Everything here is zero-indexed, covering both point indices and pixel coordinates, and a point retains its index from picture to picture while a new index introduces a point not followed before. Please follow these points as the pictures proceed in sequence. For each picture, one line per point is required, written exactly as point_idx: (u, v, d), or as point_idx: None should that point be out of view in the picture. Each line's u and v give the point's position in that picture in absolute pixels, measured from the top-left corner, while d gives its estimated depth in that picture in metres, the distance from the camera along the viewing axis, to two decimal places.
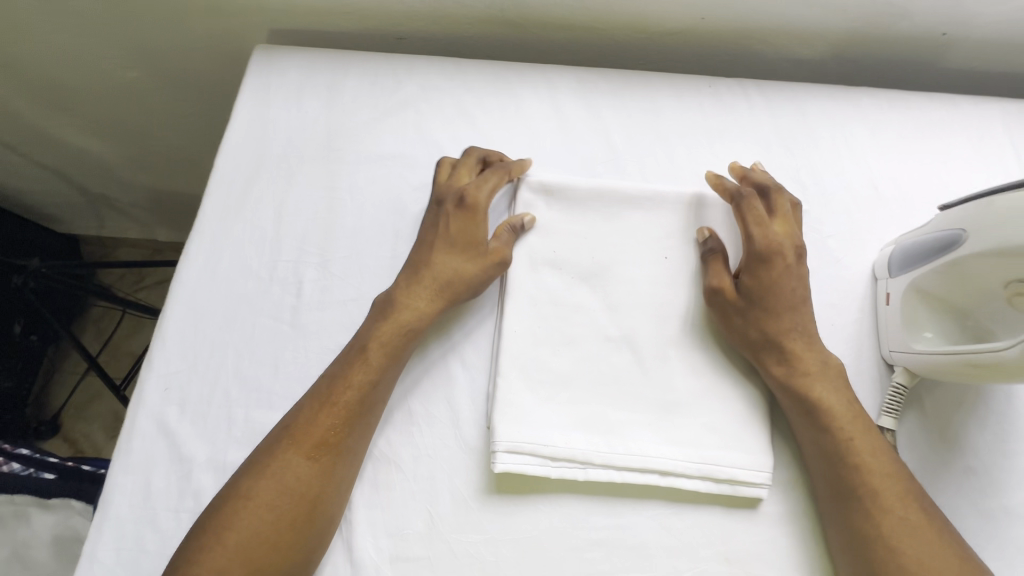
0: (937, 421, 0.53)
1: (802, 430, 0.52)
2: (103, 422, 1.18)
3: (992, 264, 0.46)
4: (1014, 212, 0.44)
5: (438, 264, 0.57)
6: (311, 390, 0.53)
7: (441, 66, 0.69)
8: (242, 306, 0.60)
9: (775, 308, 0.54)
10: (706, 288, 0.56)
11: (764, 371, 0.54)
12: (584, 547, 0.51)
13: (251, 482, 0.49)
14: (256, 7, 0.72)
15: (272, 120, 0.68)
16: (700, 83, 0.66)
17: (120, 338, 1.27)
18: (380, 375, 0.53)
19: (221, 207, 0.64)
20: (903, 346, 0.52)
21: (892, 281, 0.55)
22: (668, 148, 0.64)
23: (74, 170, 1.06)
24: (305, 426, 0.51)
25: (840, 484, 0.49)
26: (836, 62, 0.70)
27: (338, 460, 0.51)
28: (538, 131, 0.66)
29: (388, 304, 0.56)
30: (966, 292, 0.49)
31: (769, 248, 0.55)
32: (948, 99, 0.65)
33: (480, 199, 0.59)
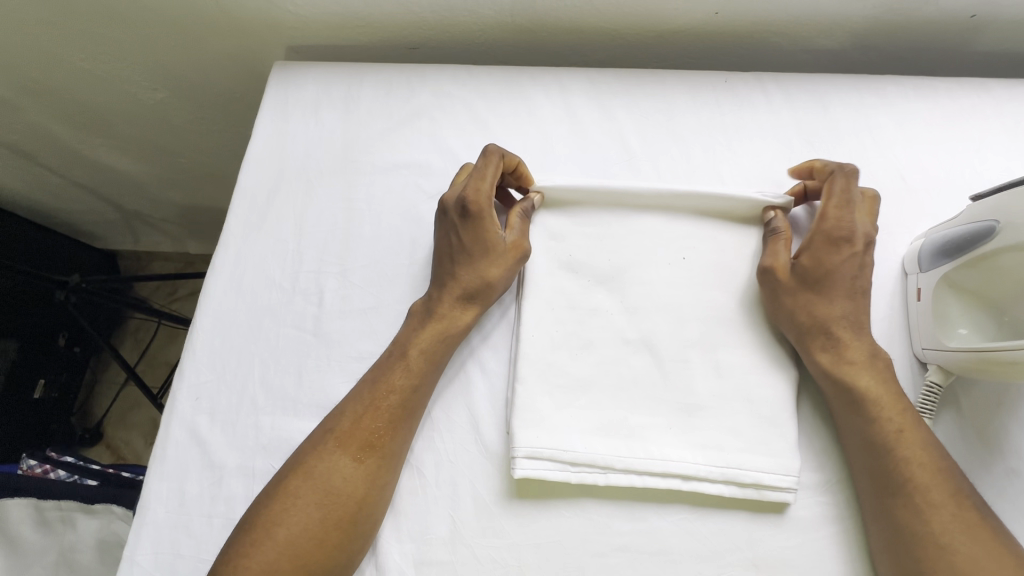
0: (974, 420, 0.51)
1: (846, 423, 0.51)
2: (142, 430, 1.23)
3: None
4: None
5: (461, 271, 0.57)
6: (353, 394, 0.54)
7: (454, 73, 0.70)
8: (267, 316, 0.62)
9: (831, 293, 0.52)
10: (760, 267, 0.56)
11: (809, 357, 0.52)
12: (607, 552, 0.51)
13: (297, 481, 0.50)
14: (273, 25, 0.74)
15: (291, 134, 0.69)
16: (715, 79, 0.65)
17: (156, 348, 1.32)
18: (420, 380, 0.54)
19: (245, 220, 0.66)
20: (936, 344, 0.50)
21: (921, 276, 0.53)
22: (684, 146, 0.63)
23: (110, 189, 1.11)
24: (349, 428, 0.52)
25: (884, 480, 0.48)
26: (857, 51, 0.68)
27: (379, 463, 0.52)
28: (551, 134, 0.66)
29: (426, 310, 0.57)
30: (1007, 285, 0.47)
31: (837, 232, 0.53)
32: (978, 84, 0.62)
33: (481, 202, 0.57)
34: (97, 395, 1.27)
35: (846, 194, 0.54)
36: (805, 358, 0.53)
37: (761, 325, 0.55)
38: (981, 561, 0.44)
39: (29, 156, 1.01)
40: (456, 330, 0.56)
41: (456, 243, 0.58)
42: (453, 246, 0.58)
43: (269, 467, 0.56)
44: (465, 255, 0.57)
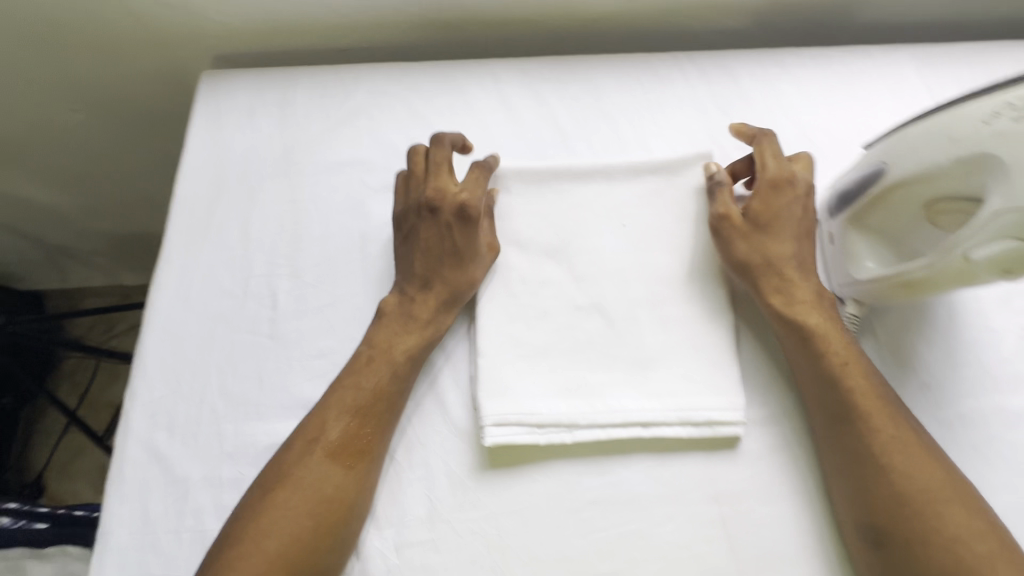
0: (889, 343, 0.57)
1: (797, 361, 0.55)
2: (90, 477, 1.16)
3: (907, 189, 0.48)
4: (919, 137, 0.47)
5: (449, 271, 0.58)
6: (330, 399, 0.54)
7: (388, 72, 0.71)
8: (220, 324, 0.61)
9: (780, 236, 0.58)
10: (712, 216, 0.60)
11: (763, 298, 0.57)
12: (581, 508, 0.53)
13: (285, 493, 0.50)
14: (197, 35, 0.73)
15: (227, 141, 0.69)
16: (636, 60, 0.70)
17: (98, 389, 1.25)
18: (407, 383, 0.55)
19: (187, 230, 0.65)
20: (848, 278, 0.56)
21: (832, 221, 0.58)
22: (614, 125, 0.67)
23: (31, 223, 1.05)
24: (338, 438, 0.52)
25: (834, 412, 0.53)
26: (759, 29, 0.74)
27: (368, 468, 0.52)
28: (488, 123, 0.68)
29: (403, 311, 0.58)
30: (899, 220, 0.51)
31: (781, 179, 0.59)
32: (863, 51, 0.70)
33: (477, 208, 0.58)
34: (33, 446, 1.18)
35: (777, 153, 0.60)
36: (759, 301, 0.57)
37: (700, 278, 0.60)
38: (920, 476, 0.49)
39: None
40: (432, 333, 0.57)
41: (449, 244, 0.58)
42: (444, 246, 0.58)
43: (237, 474, 0.55)
44: (455, 256, 0.58)
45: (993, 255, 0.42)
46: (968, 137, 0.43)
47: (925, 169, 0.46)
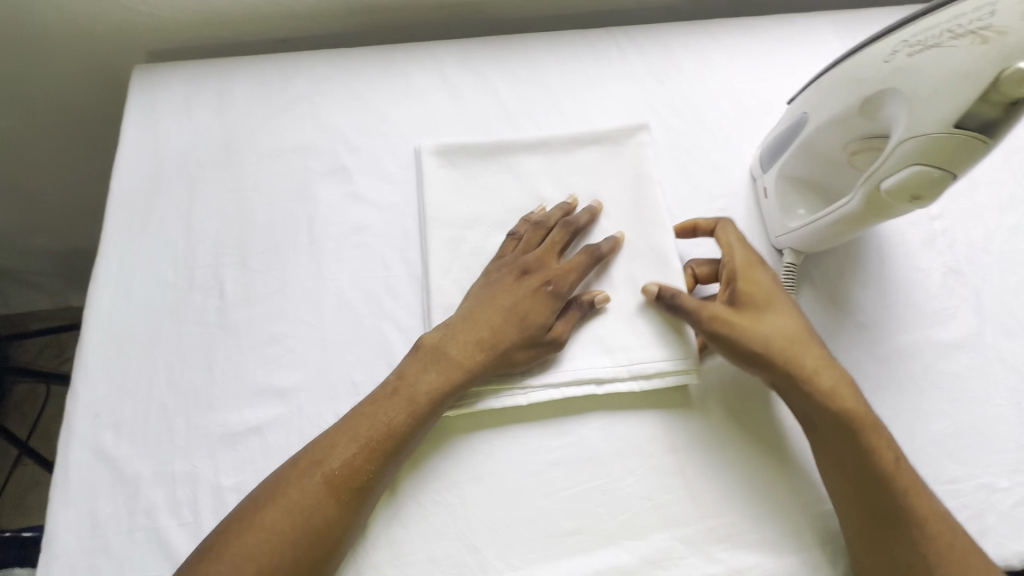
0: (826, 287, 0.60)
1: (836, 455, 0.51)
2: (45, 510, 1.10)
3: (828, 133, 0.51)
4: (835, 82, 0.49)
5: (512, 334, 0.54)
6: (342, 426, 0.51)
7: (328, 58, 0.71)
8: (165, 317, 0.59)
9: (781, 318, 0.54)
10: (697, 321, 0.54)
11: (792, 387, 0.52)
12: (543, 469, 0.54)
13: (274, 514, 0.47)
14: (128, 30, 0.71)
15: (164, 135, 0.67)
16: (573, 37, 0.72)
17: (50, 418, 1.19)
18: (416, 428, 0.52)
19: (125, 226, 0.63)
20: (783, 228, 0.58)
21: (765, 175, 0.60)
22: (555, 100, 0.69)
23: None
24: (340, 468, 0.49)
25: (881, 514, 0.49)
26: (689, 4, 0.77)
27: (363, 502, 0.49)
28: (431, 102, 0.69)
29: (437, 349, 0.54)
30: (820, 168, 0.54)
31: (749, 263, 0.56)
32: (785, 19, 0.73)
33: (568, 282, 0.57)
34: None
35: (740, 238, 0.58)
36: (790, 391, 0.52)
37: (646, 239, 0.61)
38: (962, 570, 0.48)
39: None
40: (460, 377, 0.53)
41: (517, 305, 0.55)
42: (512, 307, 0.55)
43: (191, 467, 0.54)
44: (521, 319, 0.55)
45: (901, 183, 0.43)
46: (868, 75, 0.45)
47: (837, 112, 0.49)
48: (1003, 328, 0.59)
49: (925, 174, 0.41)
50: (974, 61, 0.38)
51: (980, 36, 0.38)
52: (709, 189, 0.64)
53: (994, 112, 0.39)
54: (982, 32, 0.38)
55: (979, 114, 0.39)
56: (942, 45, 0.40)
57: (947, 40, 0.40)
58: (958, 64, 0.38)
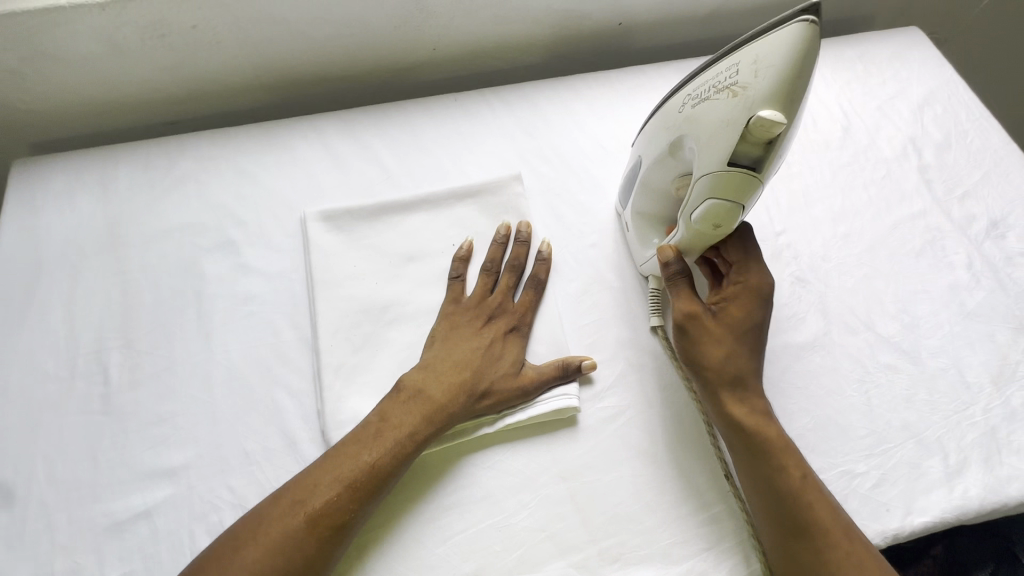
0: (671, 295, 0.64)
1: (752, 472, 0.54)
2: None
3: (658, 173, 0.57)
4: (654, 130, 0.56)
5: (491, 380, 0.58)
6: (326, 460, 0.53)
7: (214, 137, 0.74)
8: (45, 410, 0.58)
9: (749, 342, 0.56)
10: (677, 311, 0.57)
11: (720, 403, 0.56)
12: (438, 515, 0.55)
13: (252, 554, 0.48)
14: (5, 126, 0.72)
15: (46, 225, 0.68)
16: (447, 100, 0.78)
17: None
18: (399, 466, 0.54)
19: (2, 321, 0.62)
20: (643, 258, 0.64)
21: (625, 213, 0.67)
22: (433, 156, 0.74)
23: None
24: (323, 507, 0.50)
25: (789, 528, 0.51)
26: (554, 62, 0.86)
27: (340, 541, 0.51)
28: (316, 171, 0.72)
29: (417, 390, 0.57)
30: (660, 202, 0.60)
31: (751, 284, 0.56)
32: (636, 69, 0.82)
33: (525, 322, 0.63)
34: None
35: (750, 250, 0.57)
36: (717, 407, 0.56)
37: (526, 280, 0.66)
38: None
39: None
40: (436, 408, 0.56)
41: (491, 354, 0.60)
42: (485, 352, 0.60)
43: (72, 564, 0.52)
44: (495, 364, 0.59)
45: (707, 215, 0.50)
46: (673, 122, 0.52)
47: (658, 153, 0.55)
48: (846, 326, 0.65)
49: (722, 207, 0.49)
50: (731, 112, 0.45)
51: (734, 90, 0.45)
52: (580, 228, 0.70)
53: (757, 149, 0.45)
54: (734, 87, 0.45)
55: (749, 156, 0.46)
56: (713, 96, 0.46)
57: (713, 93, 0.47)
58: (721, 115, 0.45)
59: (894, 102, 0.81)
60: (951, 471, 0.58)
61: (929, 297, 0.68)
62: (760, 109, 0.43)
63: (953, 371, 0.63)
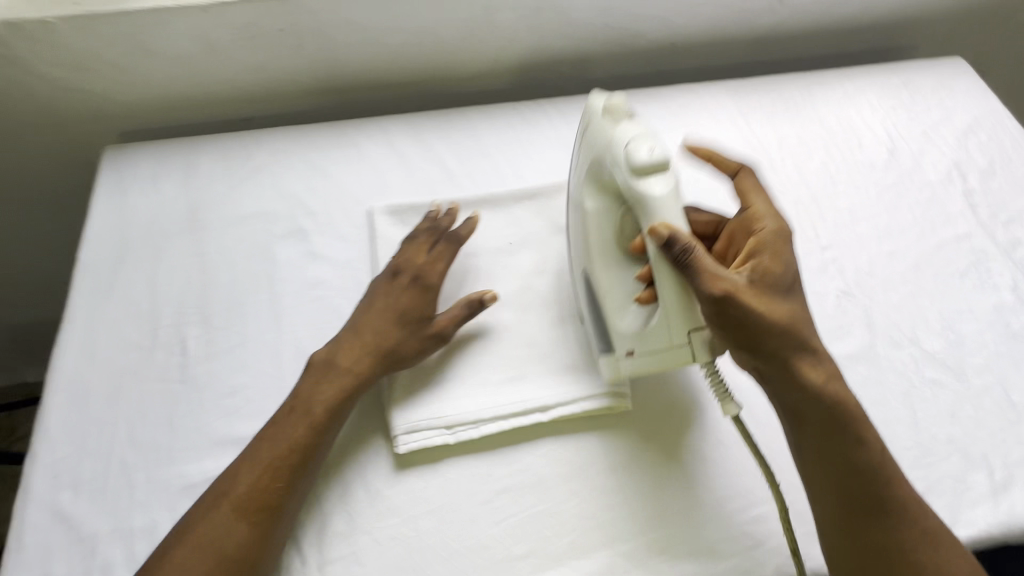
0: (659, 333, 0.54)
1: (827, 442, 0.52)
2: None
3: (603, 251, 0.58)
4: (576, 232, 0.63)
5: (381, 333, 0.61)
6: (247, 453, 0.55)
7: (288, 133, 0.79)
8: (128, 376, 0.62)
9: (792, 303, 0.54)
10: (712, 291, 0.50)
11: (791, 370, 0.53)
12: (493, 498, 0.57)
13: (184, 547, 0.50)
14: (99, 115, 0.78)
15: (132, 206, 0.72)
16: (506, 109, 0.82)
17: None
18: (318, 440, 0.56)
19: (91, 293, 0.67)
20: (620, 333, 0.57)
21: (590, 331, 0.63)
22: (492, 160, 0.78)
23: None
24: (246, 492, 0.52)
25: (862, 490, 0.51)
26: (607, 77, 0.90)
27: (275, 523, 0.52)
28: (382, 168, 0.77)
29: (330, 363, 0.59)
30: (619, 288, 0.58)
31: (774, 236, 0.56)
32: (687, 87, 0.86)
33: (433, 278, 0.64)
34: None
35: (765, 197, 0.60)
36: (791, 376, 0.53)
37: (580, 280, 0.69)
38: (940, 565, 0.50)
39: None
40: (353, 382, 0.59)
41: (398, 307, 0.62)
42: (393, 308, 0.62)
43: (149, 521, 0.55)
44: (402, 315, 0.62)
45: (650, 158, 0.52)
46: (578, 204, 0.61)
47: (588, 238, 0.59)
48: (891, 340, 0.67)
49: (653, 150, 0.52)
50: (592, 125, 0.58)
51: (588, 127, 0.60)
52: None
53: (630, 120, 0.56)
54: (586, 123, 0.60)
55: (636, 133, 0.54)
56: (585, 155, 0.59)
57: (583, 143, 0.61)
58: (593, 132, 0.58)
59: (938, 129, 0.83)
60: (997, 486, 0.59)
61: (974, 317, 0.69)
62: (595, 102, 0.58)
63: (998, 389, 0.64)
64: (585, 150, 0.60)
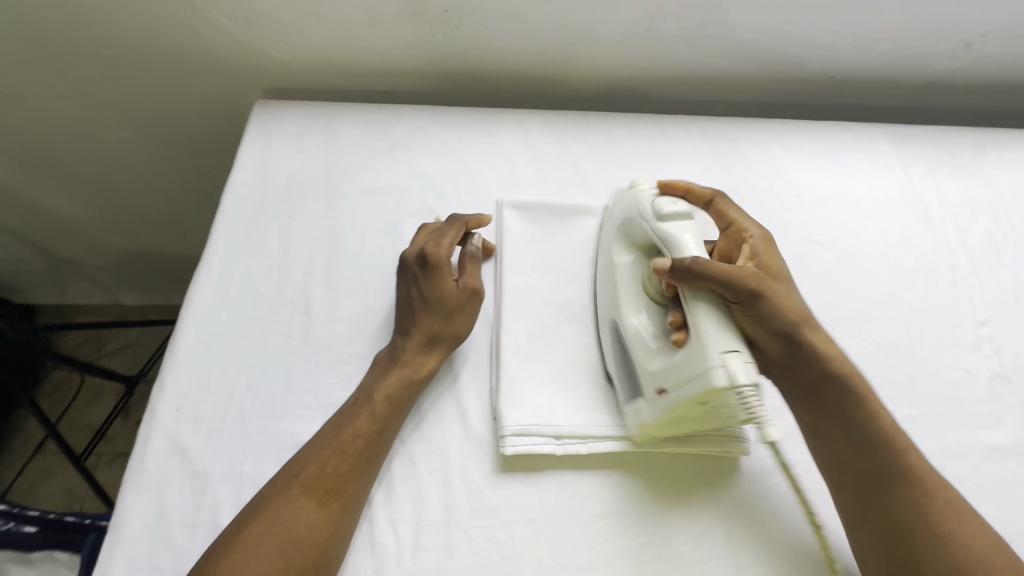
0: (690, 359, 0.49)
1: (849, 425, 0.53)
2: (55, 502, 1.14)
3: (630, 306, 0.58)
4: (601, 295, 0.64)
5: (422, 319, 0.61)
6: (315, 439, 0.54)
7: (427, 113, 0.79)
8: (254, 325, 0.64)
9: (792, 290, 0.56)
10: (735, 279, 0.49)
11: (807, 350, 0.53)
12: (592, 519, 0.55)
13: (259, 527, 0.48)
14: (254, 69, 0.81)
15: (275, 161, 0.75)
16: (648, 120, 0.80)
17: (78, 409, 1.26)
18: (384, 425, 0.56)
19: (229, 238, 0.69)
20: (652, 375, 0.54)
21: (618, 380, 0.60)
22: (626, 170, 0.75)
23: (41, 232, 1.08)
24: (316, 474, 0.52)
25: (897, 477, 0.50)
26: (752, 102, 0.86)
27: (344, 509, 0.51)
28: (515, 161, 0.76)
29: (391, 359, 0.60)
30: (646, 338, 0.56)
31: (760, 239, 0.58)
32: (842, 125, 0.80)
33: (440, 254, 0.62)
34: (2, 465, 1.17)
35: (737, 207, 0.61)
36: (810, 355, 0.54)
37: None
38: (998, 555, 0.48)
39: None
40: (415, 375, 0.59)
41: (422, 295, 0.62)
42: (416, 296, 0.62)
43: (258, 470, 0.56)
44: (425, 303, 0.62)
45: (673, 208, 0.54)
46: (607, 274, 0.63)
47: (617, 295, 0.60)
48: None
49: (676, 199, 0.54)
50: (622, 198, 0.62)
51: (613, 207, 0.65)
52: None
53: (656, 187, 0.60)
54: (612, 205, 0.65)
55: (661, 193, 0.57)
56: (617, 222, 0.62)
57: (608, 222, 0.65)
58: (620, 205, 0.62)
59: None
60: None
61: None
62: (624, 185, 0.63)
63: None
64: (612, 216, 0.64)
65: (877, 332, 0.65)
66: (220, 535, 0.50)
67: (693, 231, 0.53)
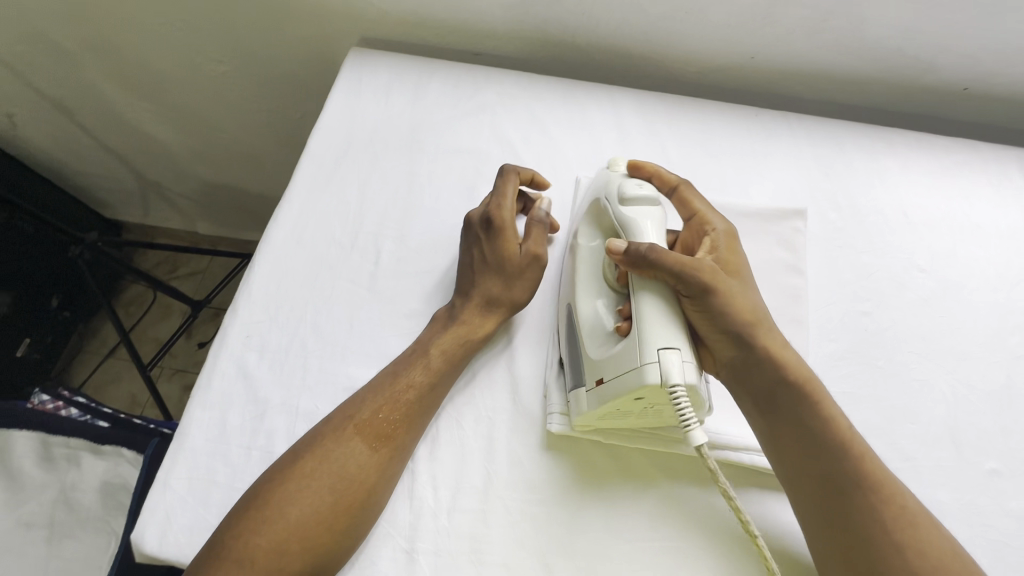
0: (628, 352, 0.49)
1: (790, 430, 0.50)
2: (119, 404, 1.24)
3: (588, 291, 0.58)
4: (561, 282, 0.63)
5: (484, 282, 0.61)
6: (370, 385, 0.55)
7: (517, 79, 0.77)
8: (324, 268, 0.65)
9: (750, 289, 0.54)
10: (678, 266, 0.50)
11: (756, 349, 0.51)
12: (632, 514, 0.54)
13: (312, 461, 0.50)
14: (353, 16, 0.81)
15: (361, 109, 0.75)
16: (748, 112, 0.75)
17: (147, 324, 1.35)
18: (438, 379, 0.56)
19: (312, 180, 0.71)
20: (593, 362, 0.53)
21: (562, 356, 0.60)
22: (717, 162, 0.71)
23: (135, 155, 1.15)
24: (369, 418, 0.53)
25: (838, 487, 0.47)
26: (864, 106, 0.79)
27: (392, 455, 0.52)
28: (602, 139, 0.73)
29: (450, 317, 0.60)
30: (596, 323, 0.55)
31: (722, 233, 0.57)
32: (968, 143, 0.73)
33: (504, 216, 0.62)
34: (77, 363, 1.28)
35: (699, 194, 0.60)
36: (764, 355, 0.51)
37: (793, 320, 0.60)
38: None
39: (66, 111, 1.05)
40: (473, 336, 0.59)
41: (483, 257, 0.62)
42: (479, 259, 0.62)
43: (314, 407, 0.58)
44: (488, 265, 0.61)
45: (637, 191, 0.55)
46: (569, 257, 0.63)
47: (574, 278, 0.60)
48: None
49: (643, 184, 0.56)
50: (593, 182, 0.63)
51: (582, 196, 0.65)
52: (857, 288, 0.64)
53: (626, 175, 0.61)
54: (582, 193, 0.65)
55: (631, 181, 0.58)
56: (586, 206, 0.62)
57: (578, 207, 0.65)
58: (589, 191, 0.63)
59: None
60: None
61: None
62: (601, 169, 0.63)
63: None
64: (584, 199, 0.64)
65: (973, 374, 0.60)
66: (275, 462, 0.52)
67: (655, 219, 0.55)
